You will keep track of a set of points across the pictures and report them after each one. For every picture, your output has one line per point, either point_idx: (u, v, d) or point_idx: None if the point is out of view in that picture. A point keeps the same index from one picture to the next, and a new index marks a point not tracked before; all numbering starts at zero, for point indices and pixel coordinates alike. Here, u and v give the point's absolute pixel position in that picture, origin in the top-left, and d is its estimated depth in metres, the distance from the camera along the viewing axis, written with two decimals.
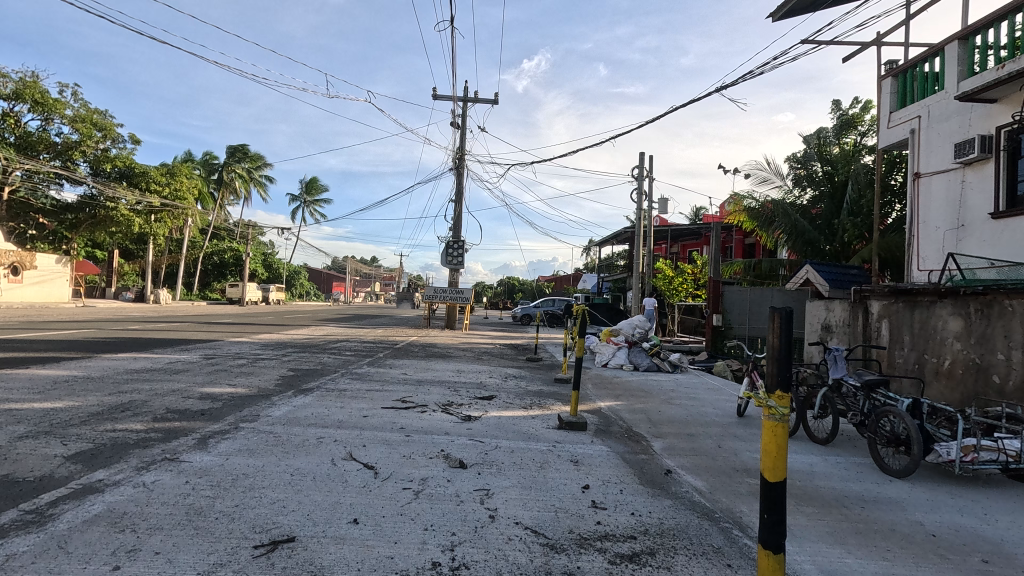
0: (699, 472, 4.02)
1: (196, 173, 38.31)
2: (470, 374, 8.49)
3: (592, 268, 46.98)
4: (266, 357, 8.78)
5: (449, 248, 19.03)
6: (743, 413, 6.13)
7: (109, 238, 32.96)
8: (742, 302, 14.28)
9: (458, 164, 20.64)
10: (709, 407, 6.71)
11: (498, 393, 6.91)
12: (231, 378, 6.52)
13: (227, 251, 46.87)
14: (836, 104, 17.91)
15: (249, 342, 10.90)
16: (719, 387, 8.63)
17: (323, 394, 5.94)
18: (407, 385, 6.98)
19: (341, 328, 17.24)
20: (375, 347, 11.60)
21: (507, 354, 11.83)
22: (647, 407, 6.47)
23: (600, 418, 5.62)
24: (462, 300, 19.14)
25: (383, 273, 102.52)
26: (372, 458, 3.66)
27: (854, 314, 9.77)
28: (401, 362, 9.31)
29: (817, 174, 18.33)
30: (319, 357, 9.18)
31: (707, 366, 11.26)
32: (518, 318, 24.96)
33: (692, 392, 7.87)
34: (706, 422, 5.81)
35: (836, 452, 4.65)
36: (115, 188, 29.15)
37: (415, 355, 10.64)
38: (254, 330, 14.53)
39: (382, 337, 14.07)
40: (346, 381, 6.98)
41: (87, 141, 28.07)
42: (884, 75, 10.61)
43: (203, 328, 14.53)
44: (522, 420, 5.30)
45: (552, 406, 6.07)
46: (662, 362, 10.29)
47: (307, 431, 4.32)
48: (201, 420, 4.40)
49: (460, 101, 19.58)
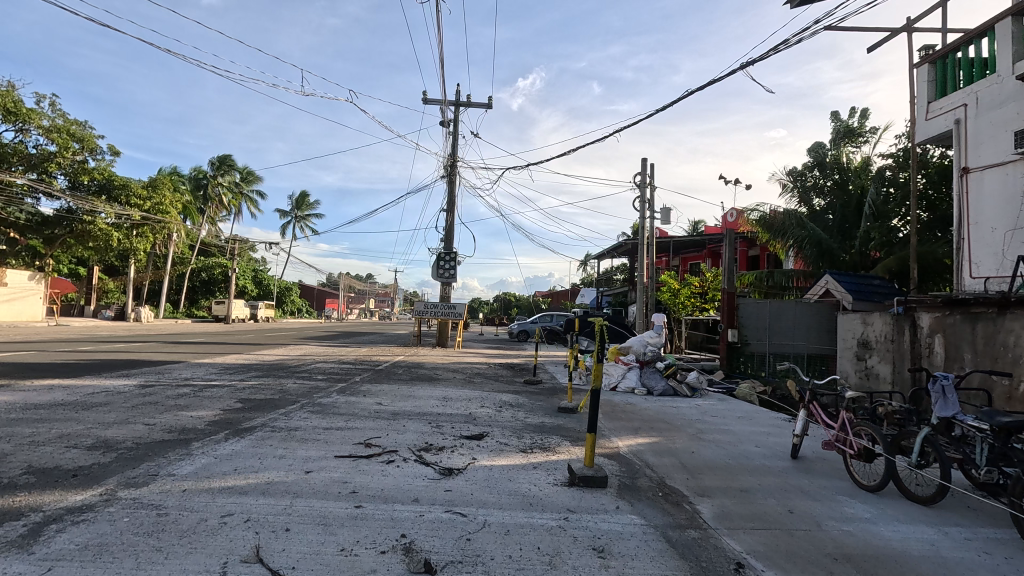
0: (781, 563, 2.74)
1: (181, 187, 37.14)
2: (458, 402, 7.19)
3: (590, 283, 45.93)
4: (220, 385, 7.48)
5: (440, 261, 17.81)
6: (799, 454, 4.87)
7: (88, 254, 31.57)
8: (758, 317, 12.95)
9: (449, 172, 19.51)
10: (752, 445, 5.43)
11: (491, 429, 5.61)
12: (156, 414, 5.19)
13: (215, 267, 45.55)
14: (835, 114, 16.89)
15: (210, 365, 9.56)
16: (751, 415, 7.34)
17: (266, 436, 4.62)
18: (379, 420, 5.68)
19: (321, 347, 15.82)
20: (353, 369, 10.29)
21: (503, 376, 10.55)
22: (676, 448, 5.18)
23: (621, 467, 4.34)
24: (454, 316, 17.87)
25: (378, 289, 101.44)
26: (288, 558, 2.38)
27: (899, 329, 8.56)
28: (379, 389, 8.01)
29: (826, 184, 17.25)
30: (283, 384, 7.89)
31: (727, 388, 9.97)
32: (514, 334, 23.65)
33: (722, 424, 6.59)
34: (756, 468, 4.54)
35: (957, 521, 3.38)
36: (92, 201, 27.91)
37: (397, 379, 9.29)
38: (222, 350, 13.11)
39: (364, 357, 12.74)
40: (303, 416, 5.66)
41: (64, 152, 26.85)
42: (920, 62, 9.59)
43: (165, 348, 13.09)
44: (522, 472, 4.01)
45: (559, 449, 4.78)
46: (679, 386, 9.03)
47: (214, 501, 3.02)
48: (60, 489, 3.07)
49: (451, 105, 18.50)
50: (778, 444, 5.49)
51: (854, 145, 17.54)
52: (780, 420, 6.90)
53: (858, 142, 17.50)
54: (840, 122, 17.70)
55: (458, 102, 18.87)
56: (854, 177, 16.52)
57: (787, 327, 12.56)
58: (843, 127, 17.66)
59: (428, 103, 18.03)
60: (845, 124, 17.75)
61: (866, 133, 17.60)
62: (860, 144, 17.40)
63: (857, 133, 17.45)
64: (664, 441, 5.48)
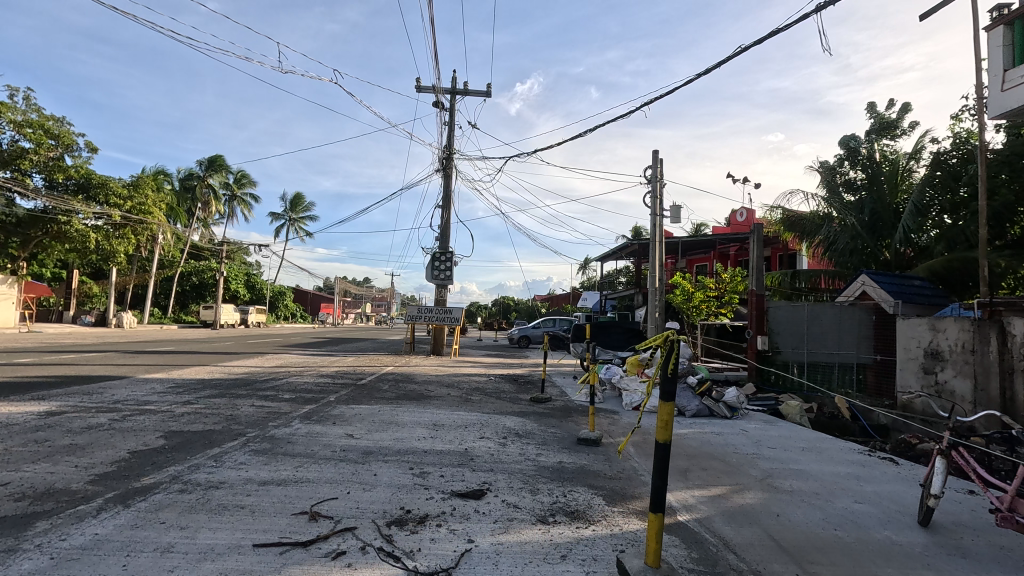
0: None
1: (166, 186, 35.76)
2: (451, 432, 5.72)
3: (591, 286, 44.60)
4: (156, 408, 6.01)
5: (436, 261, 16.35)
6: (929, 521, 3.47)
7: (66, 257, 30.03)
8: (791, 322, 11.62)
9: (444, 165, 18.09)
10: (849, 500, 3.99)
11: (496, 477, 4.15)
12: (25, 463, 3.72)
13: (205, 271, 44.21)
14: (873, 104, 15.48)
15: (160, 381, 8.07)
16: (817, 446, 5.90)
17: (166, 503, 3.15)
18: (343, 466, 4.20)
19: (302, 356, 14.27)
20: (331, 385, 8.82)
21: (505, 392, 9.06)
22: (751, 508, 3.74)
23: (693, 555, 2.91)
24: (450, 321, 16.42)
25: (376, 294, 99.96)
26: None
27: (981, 336, 7.14)
28: (356, 413, 6.53)
29: (859, 178, 15.73)
30: (238, 406, 6.42)
31: (769, 406, 8.51)
32: (514, 340, 22.11)
33: (788, 461, 5.14)
34: (882, 551, 3.11)
35: None
36: (69, 201, 26.37)
37: (381, 398, 7.83)
38: (188, 361, 11.61)
39: (348, 368, 11.29)
40: (239, 459, 4.19)
41: (39, 149, 25.47)
42: (992, 25, 8.24)
43: (121, 358, 11.57)
44: (541, 570, 2.57)
45: (595, 519, 3.31)
46: (715, 405, 7.59)
47: None
48: None
49: (447, 92, 17.14)
50: (886, 499, 4.05)
51: (891, 141, 16.15)
52: (859, 456, 5.47)
53: (895, 136, 16.14)
54: (876, 115, 16.34)
55: (455, 90, 17.48)
56: (889, 170, 14.89)
57: (823, 334, 11.12)
58: (880, 120, 16.31)
59: (423, 90, 16.66)
60: (882, 115, 16.36)
61: (903, 127, 16.24)
62: (897, 138, 16.01)
63: (895, 126, 16.08)
64: (727, 494, 4.03)
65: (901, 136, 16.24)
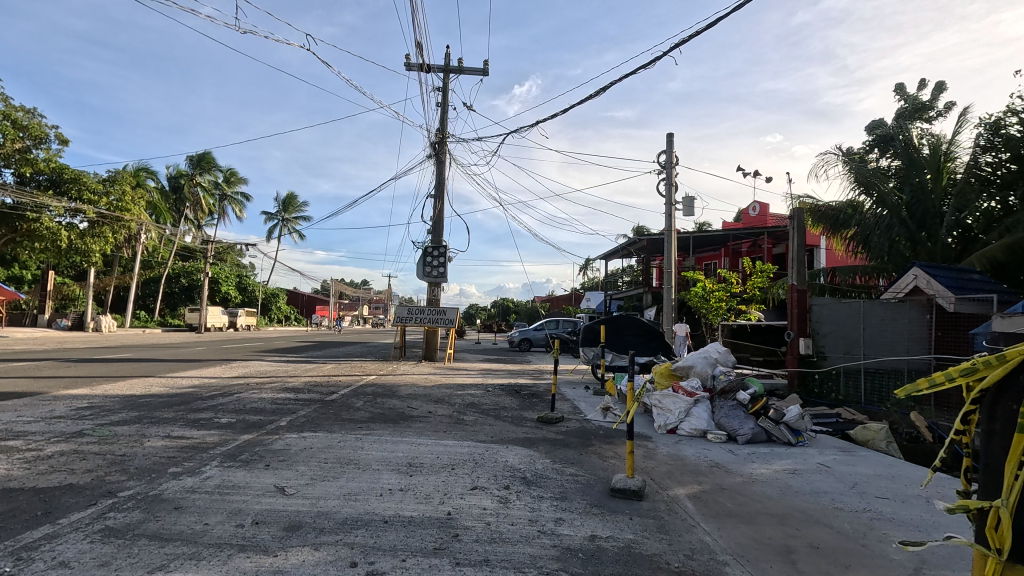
0: None
1: (148, 184, 34.07)
2: (429, 479, 4.01)
3: (595, 287, 42.98)
4: (19, 446, 4.30)
5: (426, 257, 14.65)
6: None
7: (39, 258, 28.25)
8: (838, 325, 9.93)
9: (436, 153, 16.43)
10: None
11: None
12: None
13: (193, 272, 42.48)
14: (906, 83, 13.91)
15: (68, 401, 6.33)
16: (940, 494, 4.22)
17: None
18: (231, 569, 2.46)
19: (273, 363, 12.52)
20: (291, 403, 7.09)
21: (507, 409, 7.35)
22: None
23: None
24: (443, 323, 14.72)
25: (373, 296, 98.43)
26: None
27: None
28: (304, 447, 4.81)
29: (892, 165, 14.35)
30: (143, 440, 4.70)
31: (836, 427, 6.82)
32: (514, 344, 20.39)
33: (934, 530, 3.41)
34: None
35: None
36: (39, 197, 24.60)
37: (348, 422, 6.12)
38: (129, 371, 9.82)
39: (320, 379, 9.52)
40: (62, 557, 2.48)
41: (6, 141, 23.72)
42: None
43: (49, 369, 9.74)
44: None
45: None
46: (775, 427, 5.90)
47: None
48: None
49: (439, 71, 15.48)
50: None
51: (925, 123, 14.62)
52: None
53: (930, 119, 14.60)
54: (909, 96, 14.81)
55: (448, 68, 15.81)
56: (931, 154, 13.27)
57: (876, 339, 9.39)
58: (911, 102, 14.79)
59: (412, 67, 14.99)
60: (914, 97, 14.84)
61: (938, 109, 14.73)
62: (931, 120, 14.48)
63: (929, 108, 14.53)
64: None
65: (936, 118, 14.70)
